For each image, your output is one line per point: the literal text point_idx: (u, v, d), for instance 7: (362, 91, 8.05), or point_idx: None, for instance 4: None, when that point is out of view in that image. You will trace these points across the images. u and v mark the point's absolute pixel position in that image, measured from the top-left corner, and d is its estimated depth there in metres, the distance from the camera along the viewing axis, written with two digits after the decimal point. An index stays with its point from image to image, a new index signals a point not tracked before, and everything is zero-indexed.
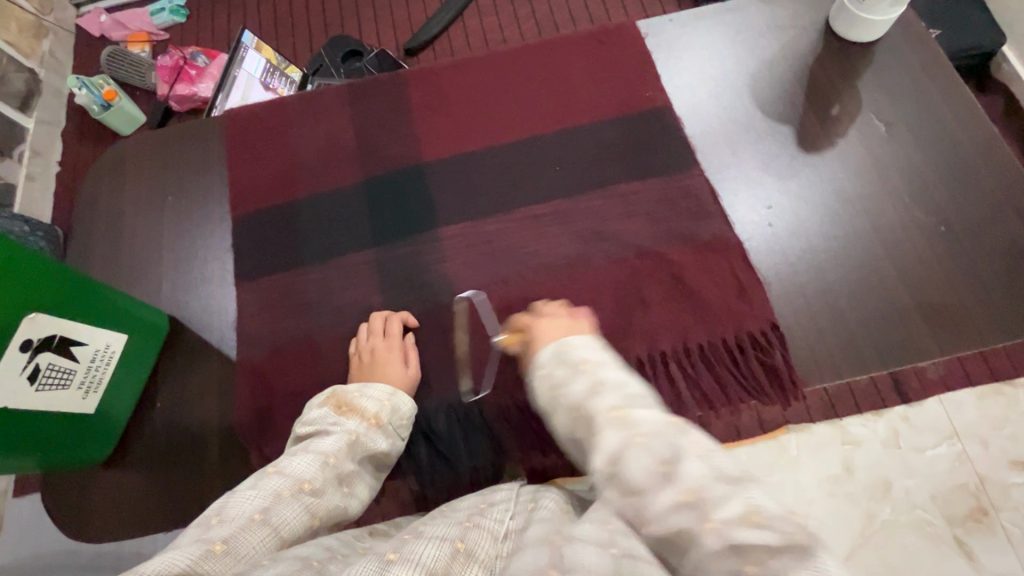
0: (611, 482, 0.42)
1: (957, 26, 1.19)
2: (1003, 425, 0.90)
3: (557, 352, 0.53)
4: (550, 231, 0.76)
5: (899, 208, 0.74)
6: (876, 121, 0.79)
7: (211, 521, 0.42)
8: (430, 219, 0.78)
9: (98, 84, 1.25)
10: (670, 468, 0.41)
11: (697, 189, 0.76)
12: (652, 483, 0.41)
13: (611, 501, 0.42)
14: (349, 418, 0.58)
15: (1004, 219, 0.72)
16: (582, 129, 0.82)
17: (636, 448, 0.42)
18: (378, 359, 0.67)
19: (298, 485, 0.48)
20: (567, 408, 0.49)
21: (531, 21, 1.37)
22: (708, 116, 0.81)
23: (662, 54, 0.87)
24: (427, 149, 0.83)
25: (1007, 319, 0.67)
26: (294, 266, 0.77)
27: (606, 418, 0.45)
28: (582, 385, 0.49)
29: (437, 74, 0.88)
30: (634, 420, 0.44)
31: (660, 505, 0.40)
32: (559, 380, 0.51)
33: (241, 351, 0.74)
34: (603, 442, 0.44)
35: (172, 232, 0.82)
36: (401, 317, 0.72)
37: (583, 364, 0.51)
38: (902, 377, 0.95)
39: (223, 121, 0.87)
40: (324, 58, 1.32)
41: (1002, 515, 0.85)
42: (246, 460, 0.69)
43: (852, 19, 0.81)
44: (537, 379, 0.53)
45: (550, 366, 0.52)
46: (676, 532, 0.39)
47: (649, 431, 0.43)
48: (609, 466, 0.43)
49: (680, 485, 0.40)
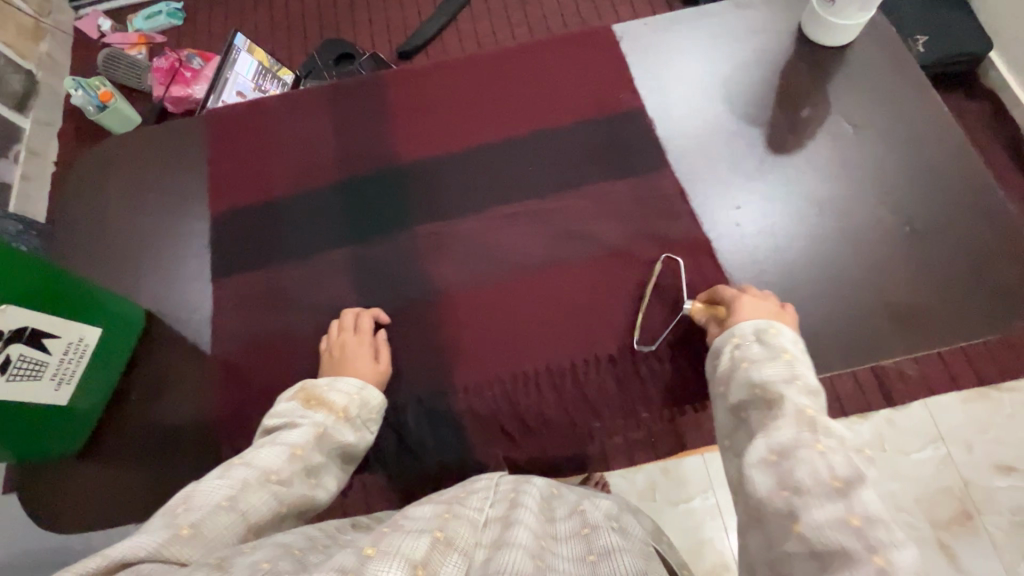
0: (771, 469, 0.45)
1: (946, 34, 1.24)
2: (987, 429, 0.95)
3: (763, 333, 0.58)
4: (522, 230, 0.77)
5: (867, 208, 0.75)
6: (845, 124, 0.80)
7: (175, 510, 0.42)
8: (404, 217, 0.79)
9: (94, 86, 1.26)
10: (842, 485, 0.42)
11: (666, 189, 0.77)
12: (819, 492, 0.42)
13: (760, 485, 0.45)
14: (317, 411, 0.59)
15: (968, 221, 0.73)
16: (555, 130, 0.83)
17: (814, 452, 0.44)
18: (348, 353, 0.68)
19: (265, 475, 0.49)
20: (745, 382, 0.54)
21: (524, 27, 1.41)
22: (680, 117, 0.82)
23: (637, 56, 0.87)
24: (405, 148, 0.83)
25: (968, 320, 0.68)
26: (271, 261, 0.78)
27: (791, 411, 0.49)
28: (777, 369, 0.53)
29: (415, 74, 0.89)
30: (822, 426, 0.47)
31: (819, 516, 0.41)
32: (753, 355, 0.56)
33: (215, 346, 0.75)
34: (778, 432, 0.47)
35: (149, 227, 0.82)
36: (371, 313, 0.73)
37: (784, 353, 0.55)
38: (891, 382, 1.00)
39: (204, 118, 0.88)
40: (316, 62, 1.35)
41: (987, 519, 0.90)
42: (215, 456, 0.70)
43: (821, 23, 0.82)
44: (731, 350, 0.59)
45: (748, 341, 0.58)
46: (831, 550, 0.39)
47: (834, 444, 0.45)
48: (773, 454, 0.46)
49: (848, 506, 0.41)
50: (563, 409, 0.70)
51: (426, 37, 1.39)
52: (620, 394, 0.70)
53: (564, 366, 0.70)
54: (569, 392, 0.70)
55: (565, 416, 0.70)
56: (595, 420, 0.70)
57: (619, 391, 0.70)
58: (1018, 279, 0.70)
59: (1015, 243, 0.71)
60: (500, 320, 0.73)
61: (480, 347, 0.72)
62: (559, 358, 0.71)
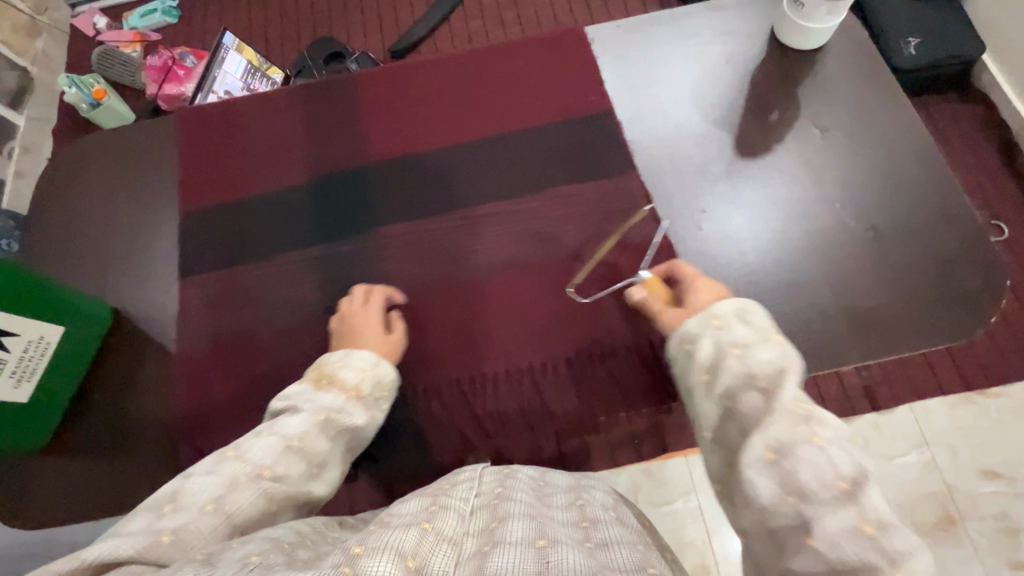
0: (775, 471, 0.45)
1: (939, 34, 1.24)
2: (973, 434, 1.03)
3: (742, 312, 0.56)
4: (487, 232, 0.77)
5: (831, 213, 0.74)
6: (813, 128, 0.80)
7: (164, 509, 0.45)
8: (371, 217, 0.79)
9: (88, 83, 1.27)
10: (848, 486, 0.43)
11: (632, 192, 0.78)
12: (828, 498, 0.43)
13: (765, 487, 0.45)
14: (329, 390, 0.60)
15: (933, 226, 0.73)
16: (524, 132, 0.83)
17: (816, 452, 0.44)
18: (359, 327, 0.69)
19: (257, 471, 0.50)
20: (736, 370, 0.51)
21: (517, 27, 1.42)
22: (648, 119, 0.82)
23: (608, 58, 0.87)
24: (374, 149, 0.84)
25: (928, 326, 0.68)
26: (237, 261, 0.78)
27: (787, 404, 0.47)
28: (768, 354, 0.52)
29: (387, 74, 0.89)
30: (816, 417, 0.46)
31: (831, 524, 0.42)
32: (738, 338, 0.54)
33: (180, 344, 0.75)
34: (777, 429, 0.46)
35: (120, 226, 0.83)
36: (384, 291, 0.73)
37: (772, 335, 0.54)
38: (875, 389, 1.08)
39: (177, 117, 0.89)
40: (307, 61, 1.35)
41: (969, 524, 0.97)
42: (175, 454, 0.71)
43: (792, 26, 0.82)
44: (714, 332, 0.56)
45: (729, 322, 0.56)
46: (848, 560, 0.41)
47: (831, 439, 0.45)
48: (774, 454, 0.45)
49: (858, 510, 0.42)
50: (520, 413, 0.70)
51: (417, 38, 1.40)
52: (579, 394, 0.70)
53: (523, 368, 0.71)
54: (528, 391, 0.70)
55: (522, 420, 0.70)
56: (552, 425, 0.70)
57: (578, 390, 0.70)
58: (980, 287, 0.69)
59: (979, 250, 0.71)
60: (461, 321, 0.73)
61: (442, 348, 0.72)
62: (519, 360, 0.71)
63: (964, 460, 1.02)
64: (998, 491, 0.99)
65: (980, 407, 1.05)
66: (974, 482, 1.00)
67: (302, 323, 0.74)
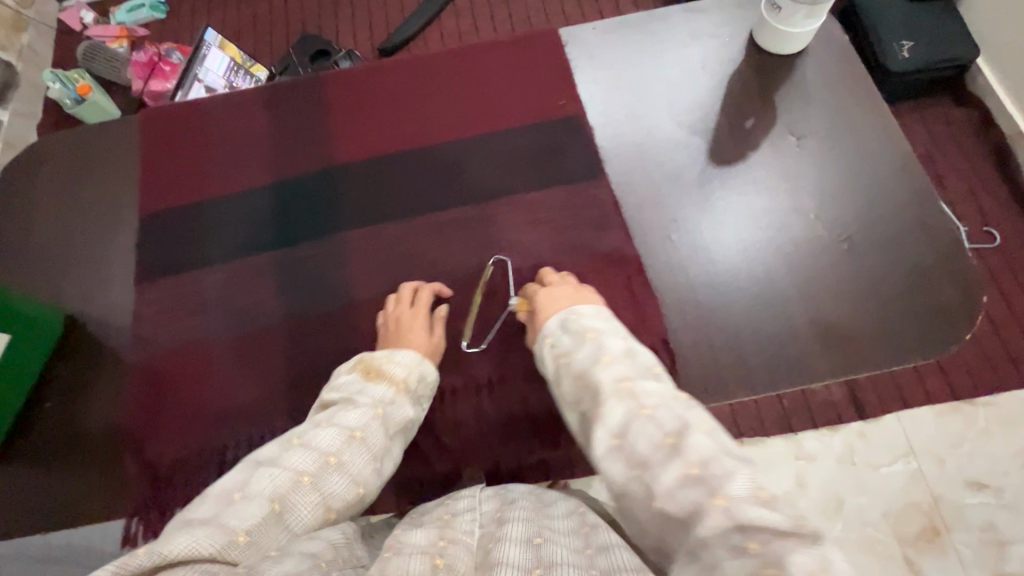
0: (617, 455, 0.43)
1: (934, 37, 1.22)
2: (961, 443, 1.01)
3: (564, 323, 0.56)
4: (451, 239, 0.75)
5: (804, 223, 0.72)
6: (789, 135, 0.77)
7: (233, 497, 0.45)
8: (335, 222, 0.77)
9: (73, 78, 1.22)
10: (674, 439, 0.42)
11: (601, 200, 0.76)
12: (659, 457, 0.42)
13: (614, 473, 0.43)
14: (377, 385, 0.59)
15: (909, 237, 0.71)
16: (494, 136, 0.81)
17: (643, 419, 0.44)
18: (403, 326, 0.67)
19: (322, 462, 0.51)
20: (570, 379, 0.51)
21: (508, 24, 1.40)
22: (620, 125, 0.80)
23: (582, 61, 0.85)
24: (339, 152, 0.82)
25: (901, 342, 0.66)
26: (195, 267, 0.77)
27: (612, 388, 0.47)
28: (587, 354, 0.51)
29: (356, 75, 0.87)
30: (637, 391, 0.46)
31: (665, 480, 0.41)
32: (566, 348, 0.54)
33: (134, 352, 0.73)
34: (609, 415, 0.45)
35: (81, 229, 0.81)
36: (432, 288, 0.71)
37: (589, 333, 0.53)
38: (863, 397, 1.06)
39: (141, 119, 0.87)
40: (292, 57, 1.33)
41: (954, 536, 0.95)
42: (124, 466, 0.69)
43: (770, 30, 0.79)
44: (546, 350, 0.55)
45: (557, 337, 0.55)
46: (688, 510, 0.39)
47: (656, 402, 0.45)
48: (615, 438, 0.44)
49: (684, 458, 0.41)
50: (481, 429, 0.68)
51: (407, 36, 1.38)
52: (539, 410, 0.68)
53: (482, 382, 0.69)
54: (486, 404, 0.69)
55: (483, 438, 0.68)
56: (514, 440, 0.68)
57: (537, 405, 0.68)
58: (955, 301, 0.67)
59: (955, 262, 0.69)
60: None
61: None
62: (477, 373, 0.69)
63: (951, 470, 0.99)
64: (985, 502, 0.97)
65: (967, 416, 1.03)
66: (961, 492, 0.98)
67: (256, 331, 0.73)
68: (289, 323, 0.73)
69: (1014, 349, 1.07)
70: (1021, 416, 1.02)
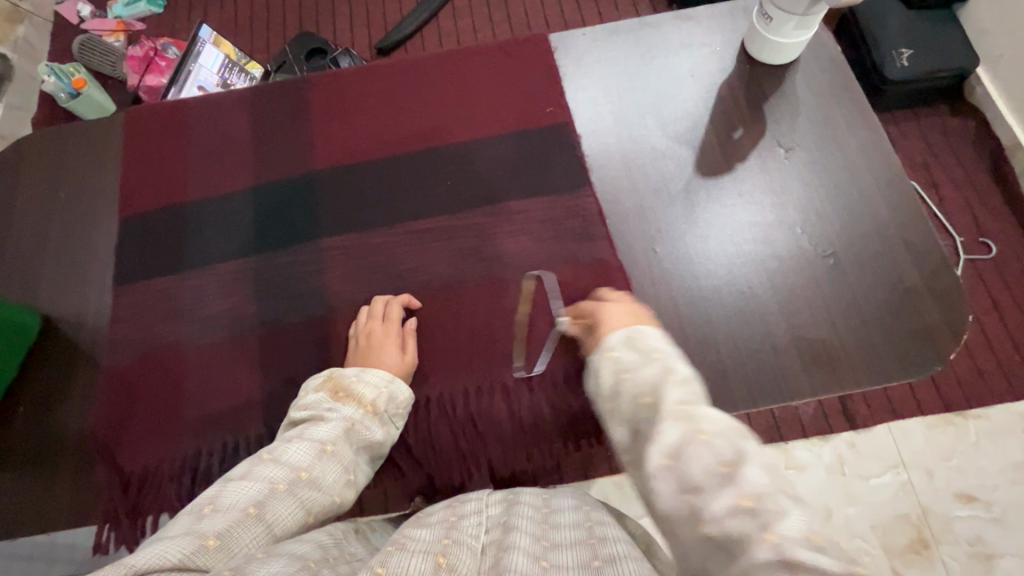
0: (669, 476, 0.41)
1: (933, 46, 1.21)
2: (951, 457, 1.00)
3: (629, 338, 0.53)
4: (432, 246, 0.75)
5: (789, 237, 0.72)
6: (777, 147, 0.77)
7: (205, 510, 0.44)
8: (317, 227, 0.77)
9: (68, 72, 1.21)
10: (731, 469, 0.40)
11: (585, 210, 0.75)
12: (711, 484, 0.39)
13: (662, 494, 0.41)
14: (346, 404, 0.59)
15: (894, 253, 0.70)
16: (479, 143, 0.80)
17: (700, 444, 0.41)
18: (375, 343, 0.66)
19: (295, 474, 0.50)
20: (630, 396, 0.48)
21: (506, 25, 1.39)
22: (606, 133, 0.80)
23: (570, 68, 0.84)
24: (321, 156, 0.81)
25: (884, 362, 0.65)
26: (173, 271, 0.76)
27: (671, 410, 0.44)
28: (652, 372, 0.48)
29: (341, 79, 0.86)
30: (699, 414, 0.43)
31: (716, 507, 0.39)
32: (627, 363, 0.51)
33: (109, 357, 0.72)
34: (663, 435, 0.42)
35: (62, 231, 0.81)
36: (402, 300, 0.71)
37: (656, 353, 0.50)
38: (853, 408, 1.05)
39: (124, 120, 0.87)
40: (287, 55, 1.31)
41: (942, 549, 0.94)
42: (95, 471, 0.68)
43: (761, 41, 0.78)
44: (607, 364, 0.52)
45: (621, 351, 0.52)
46: (734, 539, 0.38)
47: (715, 429, 0.42)
48: (669, 459, 0.41)
49: (739, 489, 0.39)
50: (454, 441, 0.67)
51: (405, 34, 1.37)
52: (515, 424, 0.67)
53: (456, 394, 0.68)
54: (460, 418, 0.67)
55: (456, 449, 0.67)
56: (485, 452, 0.67)
57: (513, 419, 0.67)
58: (938, 319, 0.66)
59: (939, 279, 0.68)
60: None
61: None
62: (452, 385, 0.68)
63: (941, 483, 0.99)
64: (974, 515, 0.96)
65: (958, 428, 1.02)
66: (949, 505, 0.97)
67: (232, 338, 0.72)
68: (264, 330, 0.72)
69: (1007, 362, 1.06)
70: (1012, 430, 1.01)
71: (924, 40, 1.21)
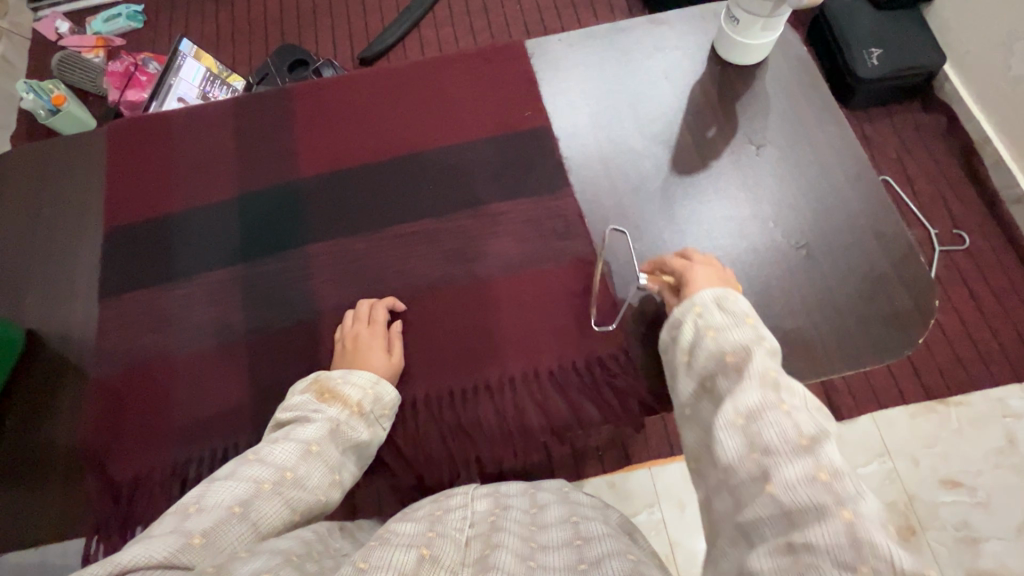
0: (740, 432, 0.46)
1: (900, 45, 1.25)
2: (933, 443, 1.03)
3: (719, 300, 0.58)
4: (416, 250, 0.76)
5: (763, 231, 0.74)
6: (750, 144, 0.79)
7: (190, 510, 0.45)
8: (302, 235, 0.77)
9: (47, 90, 1.20)
10: (807, 443, 0.44)
11: (565, 210, 0.77)
12: (787, 451, 0.43)
13: (730, 446, 0.46)
14: (331, 405, 0.59)
15: (865, 243, 0.72)
16: (460, 148, 0.82)
17: (780, 413, 0.45)
18: (362, 346, 0.67)
19: (280, 474, 0.51)
20: (712, 351, 0.53)
21: (487, 33, 1.41)
22: (585, 136, 0.82)
23: (547, 73, 0.86)
24: (305, 164, 0.82)
25: (858, 350, 0.67)
26: (160, 281, 0.76)
27: (755, 373, 0.49)
28: (742, 336, 0.53)
29: (322, 89, 0.87)
30: (780, 386, 0.48)
31: (789, 473, 0.42)
32: (716, 323, 0.56)
33: (97, 368, 0.72)
34: (744, 396, 0.48)
35: (45, 244, 0.81)
36: (386, 303, 0.71)
37: (746, 320, 0.55)
38: (838, 398, 1.07)
39: (108, 131, 0.87)
40: (270, 67, 1.32)
41: (930, 534, 0.97)
42: (84, 482, 0.68)
43: (731, 42, 0.81)
44: (692, 320, 0.57)
45: (708, 310, 0.57)
46: (803, 505, 0.41)
47: (795, 404, 0.46)
48: (742, 417, 0.46)
49: (816, 462, 0.42)
50: (441, 440, 0.68)
51: (388, 44, 1.39)
52: (499, 421, 0.68)
53: (441, 395, 0.69)
54: (445, 417, 0.68)
55: (444, 448, 0.68)
56: (473, 449, 0.68)
57: (498, 414, 0.68)
58: (908, 307, 0.69)
59: (908, 268, 0.71)
60: None
61: None
62: (436, 387, 0.69)
63: (925, 471, 1.01)
64: (959, 500, 0.99)
65: (940, 416, 1.05)
66: (934, 492, 0.99)
67: (220, 345, 0.72)
68: (252, 337, 0.73)
69: (984, 349, 1.10)
70: (991, 415, 1.04)
71: (891, 39, 1.24)
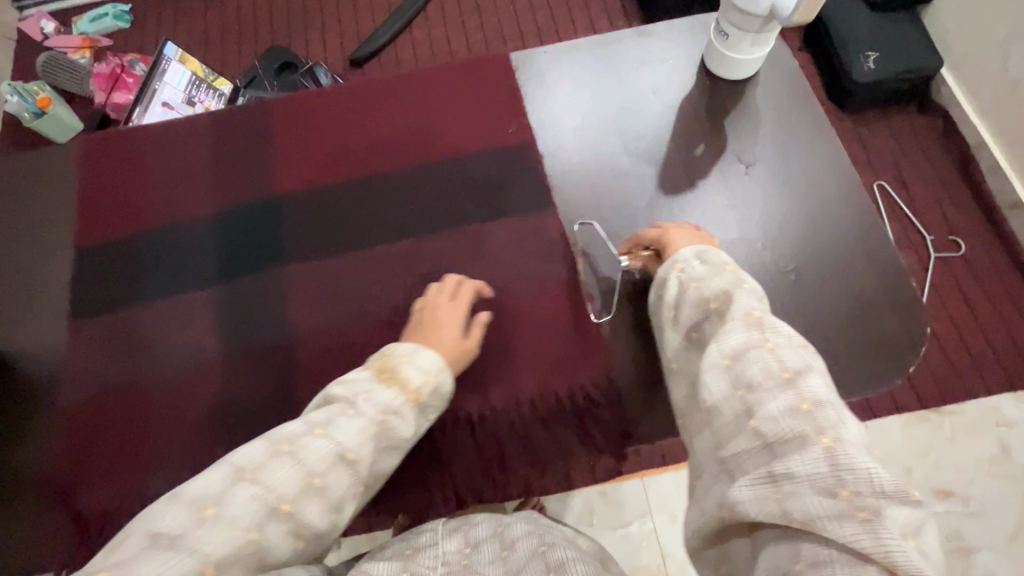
0: (725, 372, 0.47)
1: (896, 51, 1.22)
2: (927, 453, 1.01)
3: (699, 253, 0.60)
4: (396, 271, 0.74)
5: (750, 252, 0.72)
6: (738, 163, 0.77)
7: (160, 542, 0.43)
8: (279, 253, 0.75)
9: (32, 91, 1.17)
10: (791, 375, 0.44)
11: (549, 229, 0.75)
12: (770, 385, 0.44)
13: (714, 386, 0.47)
14: (390, 388, 0.57)
15: (855, 263, 0.71)
16: (442, 163, 0.80)
17: (763, 350, 0.46)
18: (438, 319, 0.66)
19: (306, 483, 0.49)
20: (697, 299, 0.55)
21: (479, 34, 1.39)
22: (571, 151, 0.80)
23: (532, 86, 0.84)
24: (284, 179, 0.80)
25: (845, 373, 0.66)
26: (132, 302, 0.74)
27: (738, 314, 0.50)
28: (723, 281, 0.55)
29: (301, 101, 0.85)
30: (763, 324, 0.49)
31: (772, 407, 0.43)
32: (697, 273, 0.58)
33: (68, 393, 0.71)
34: (728, 338, 0.49)
35: (15, 263, 0.79)
36: (475, 283, 0.70)
37: (727, 267, 0.57)
38: None
39: (81, 146, 0.85)
40: (258, 70, 1.30)
41: None
42: (52, 513, 0.66)
43: (719, 56, 0.79)
44: (675, 275, 0.59)
45: (690, 263, 0.59)
46: (785, 435, 0.41)
47: (779, 341, 0.47)
48: (728, 358, 0.47)
49: (798, 393, 0.43)
50: (417, 472, 0.66)
51: (379, 45, 1.36)
52: (478, 452, 0.66)
53: None
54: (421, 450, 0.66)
55: (421, 482, 0.65)
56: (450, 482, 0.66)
57: (477, 445, 0.67)
58: (897, 329, 0.67)
59: (898, 288, 0.69)
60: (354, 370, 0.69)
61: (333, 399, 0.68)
62: None
63: (919, 480, 0.99)
64: (952, 510, 0.97)
65: (934, 425, 1.03)
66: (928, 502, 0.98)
67: (192, 370, 0.70)
68: (225, 360, 0.71)
69: (978, 357, 1.08)
70: (985, 424, 1.03)
71: (886, 46, 1.22)
